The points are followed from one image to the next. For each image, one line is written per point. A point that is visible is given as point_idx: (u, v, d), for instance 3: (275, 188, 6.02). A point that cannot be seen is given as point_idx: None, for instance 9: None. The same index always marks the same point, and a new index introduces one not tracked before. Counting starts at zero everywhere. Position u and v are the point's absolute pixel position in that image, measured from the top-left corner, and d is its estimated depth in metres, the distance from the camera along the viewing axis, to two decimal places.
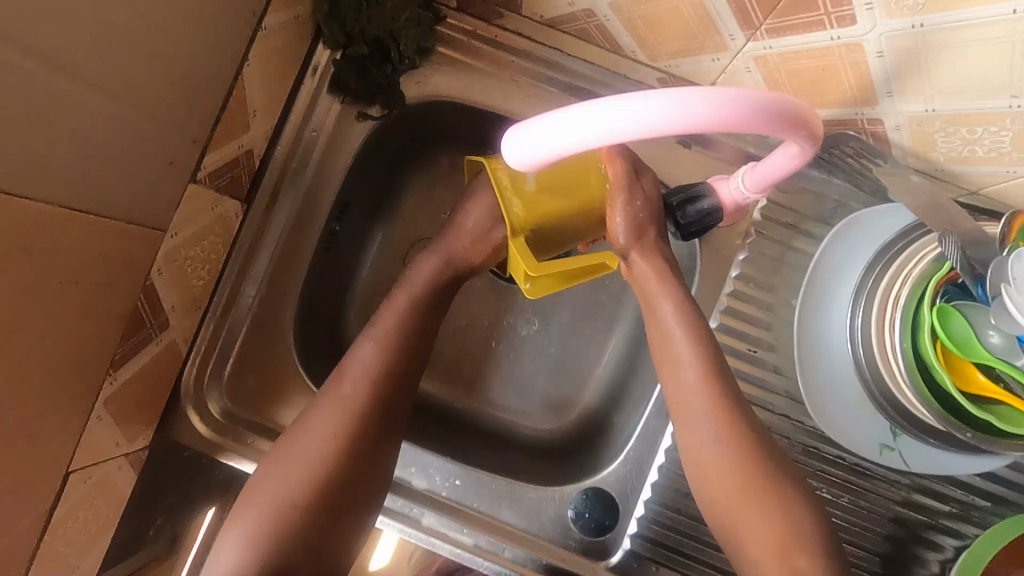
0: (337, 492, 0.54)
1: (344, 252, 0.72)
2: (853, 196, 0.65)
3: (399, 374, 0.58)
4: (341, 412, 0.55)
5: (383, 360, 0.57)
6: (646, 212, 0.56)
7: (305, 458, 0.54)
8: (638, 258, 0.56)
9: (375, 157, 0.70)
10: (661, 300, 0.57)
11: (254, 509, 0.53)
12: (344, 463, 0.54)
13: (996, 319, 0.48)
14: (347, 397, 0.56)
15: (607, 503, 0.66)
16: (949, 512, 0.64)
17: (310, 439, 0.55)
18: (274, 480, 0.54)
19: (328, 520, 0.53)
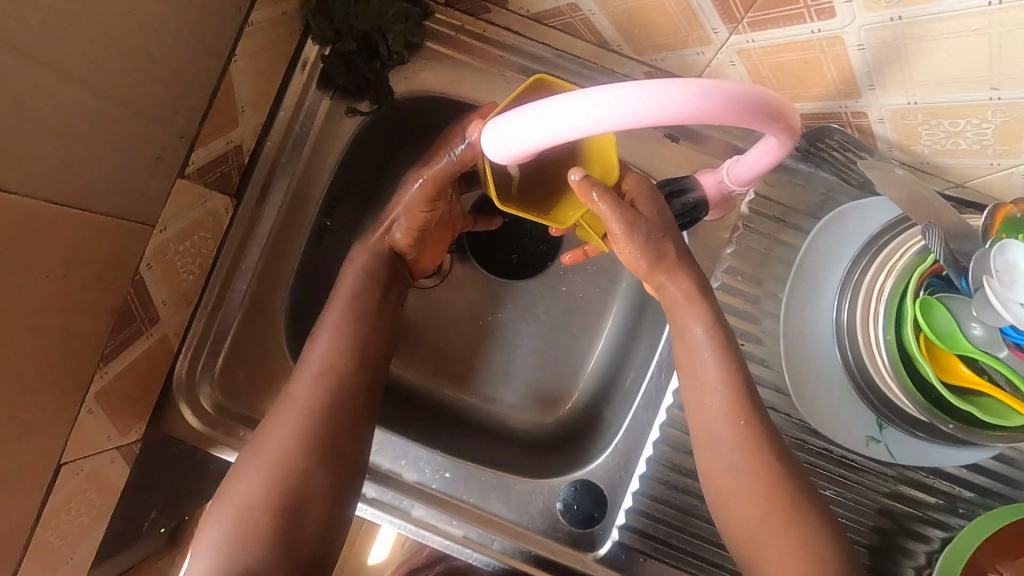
0: (297, 492, 0.52)
1: (335, 246, 0.73)
2: (840, 189, 0.66)
3: (360, 363, 0.59)
4: (300, 403, 0.56)
5: (342, 350, 0.58)
6: (656, 232, 0.54)
7: (266, 454, 0.54)
8: (666, 278, 0.55)
9: (365, 152, 0.71)
10: (691, 325, 0.56)
11: (217, 515, 0.52)
12: (309, 456, 0.54)
13: (979, 311, 0.48)
14: (303, 390, 0.56)
15: (595, 495, 0.67)
16: (936, 504, 0.64)
17: (273, 432, 0.55)
18: (239, 478, 0.53)
19: (292, 518, 0.52)
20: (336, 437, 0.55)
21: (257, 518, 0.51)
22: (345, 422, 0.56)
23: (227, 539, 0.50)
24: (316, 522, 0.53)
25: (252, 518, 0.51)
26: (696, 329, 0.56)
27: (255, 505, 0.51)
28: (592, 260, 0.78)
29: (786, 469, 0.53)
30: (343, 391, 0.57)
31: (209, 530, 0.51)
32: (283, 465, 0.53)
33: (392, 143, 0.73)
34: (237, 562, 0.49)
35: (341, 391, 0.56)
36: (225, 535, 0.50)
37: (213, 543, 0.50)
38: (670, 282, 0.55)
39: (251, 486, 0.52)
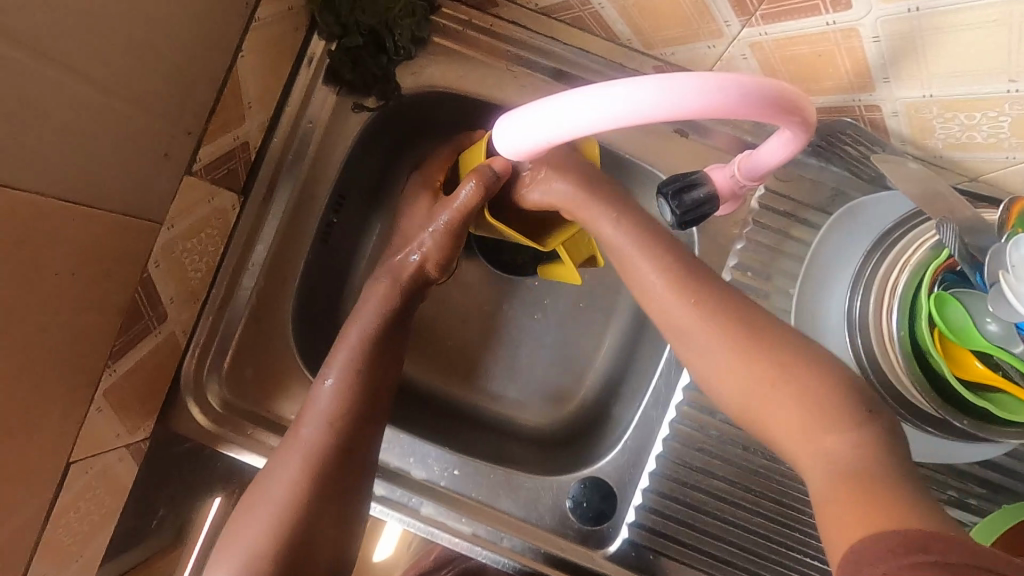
0: (305, 537, 0.53)
1: (342, 243, 0.72)
2: (851, 184, 0.65)
3: (363, 405, 0.58)
4: (304, 447, 0.55)
5: (345, 393, 0.58)
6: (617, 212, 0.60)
7: (272, 502, 0.53)
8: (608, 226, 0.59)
9: (371, 147, 0.70)
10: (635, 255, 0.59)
11: (223, 561, 0.52)
12: (316, 499, 0.54)
13: (993, 306, 0.48)
14: (307, 436, 0.56)
15: (605, 492, 0.66)
16: (949, 499, 0.63)
17: (277, 480, 0.54)
18: (246, 522, 0.53)
19: (300, 563, 0.52)
20: (341, 481, 0.55)
21: (266, 564, 0.51)
22: (351, 459, 0.56)
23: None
24: (323, 561, 0.53)
25: (262, 564, 0.51)
26: (648, 279, 0.57)
27: (263, 552, 0.51)
28: None
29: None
30: (347, 432, 0.57)
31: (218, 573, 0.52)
32: (290, 517, 0.53)
33: (398, 139, 0.73)
34: None
35: (335, 418, 0.56)
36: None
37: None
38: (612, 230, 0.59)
39: (258, 532, 0.52)
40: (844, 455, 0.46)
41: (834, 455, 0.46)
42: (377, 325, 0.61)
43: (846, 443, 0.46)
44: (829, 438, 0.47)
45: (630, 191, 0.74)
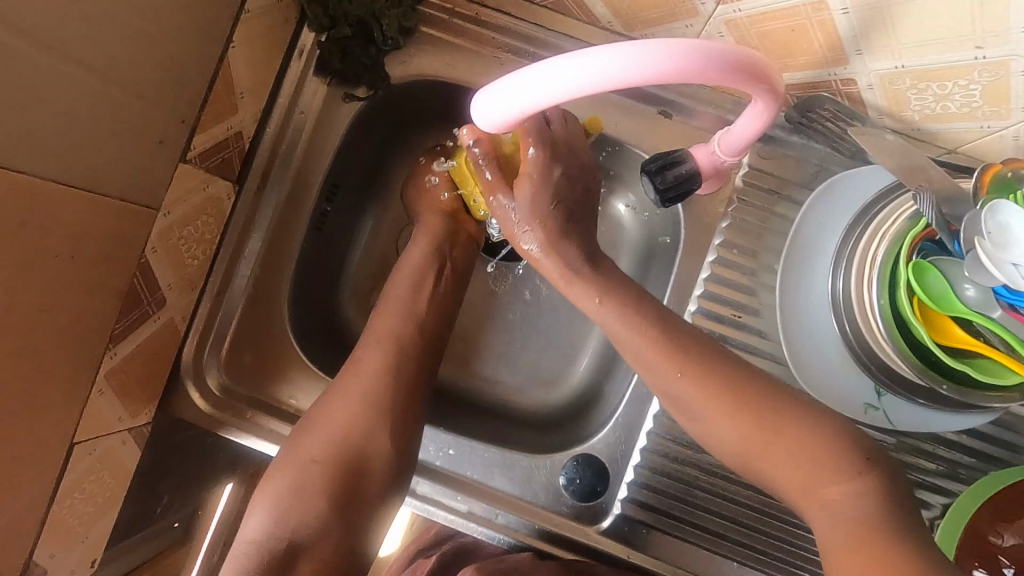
0: (354, 460, 0.58)
1: (336, 232, 0.74)
2: (833, 160, 0.66)
3: (416, 355, 0.63)
4: (360, 384, 0.60)
5: (401, 337, 0.63)
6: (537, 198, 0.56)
7: (325, 429, 0.59)
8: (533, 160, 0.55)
9: (363, 136, 0.72)
10: (546, 219, 0.56)
11: (280, 477, 0.57)
12: (368, 427, 0.59)
13: (970, 272, 0.49)
14: (364, 372, 0.61)
15: (597, 468, 0.67)
16: (935, 470, 0.65)
17: (332, 409, 0.59)
18: (313, 438, 0.58)
19: (354, 479, 0.58)
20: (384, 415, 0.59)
21: (317, 472, 0.57)
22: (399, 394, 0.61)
23: (289, 488, 0.56)
24: (369, 486, 0.58)
25: (313, 470, 0.57)
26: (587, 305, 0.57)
27: (314, 461, 0.57)
28: None
29: (809, 412, 0.51)
30: (398, 376, 0.61)
31: (270, 492, 0.57)
32: (341, 437, 0.58)
33: (389, 128, 0.75)
34: (303, 510, 0.56)
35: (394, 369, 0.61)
36: (287, 491, 0.56)
37: (278, 501, 0.56)
38: (535, 163, 0.55)
39: (309, 445, 0.58)
40: (844, 507, 0.47)
41: (836, 506, 0.47)
42: (425, 275, 0.66)
43: (848, 495, 0.47)
44: (827, 489, 0.48)
45: (618, 175, 0.75)
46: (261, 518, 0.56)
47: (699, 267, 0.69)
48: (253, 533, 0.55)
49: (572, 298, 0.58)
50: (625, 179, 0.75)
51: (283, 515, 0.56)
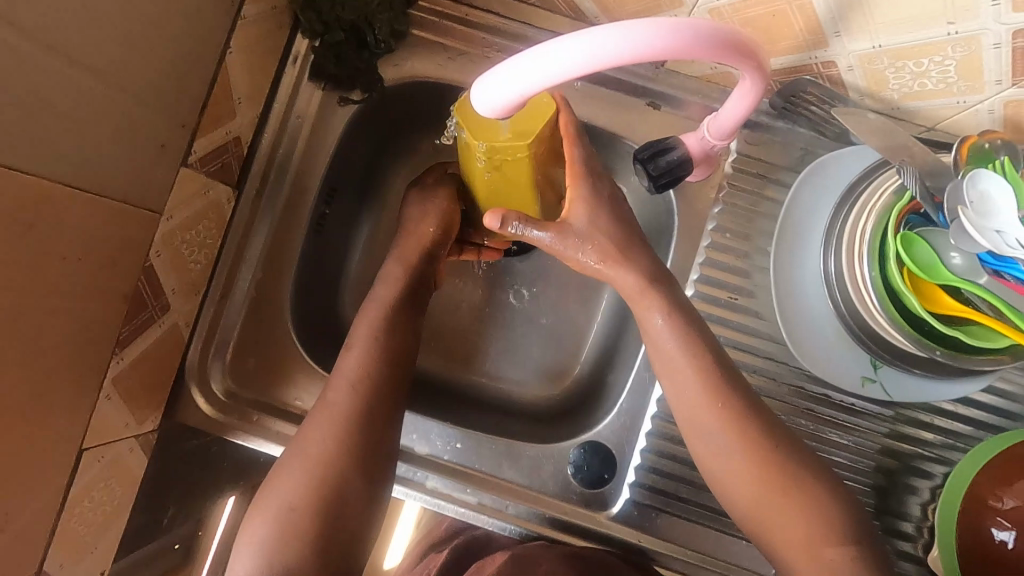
0: (335, 493, 0.55)
1: (335, 234, 0.75)
2: (818, 143, 0.68)
3: (388, 370, 0.62)
4: (335, 412, 0.59)
5: (375, 358, 0.62)
6: (592, 232, 0.58)
7: (304, 458, 0.57)
8: (556, 234, 0.57)
9: (358, 139, 0.74)
10: (589, 263, 0.59)
11: (261, 522, 0.55)
12: (349, 448, 0.58)
13: (956, 241, 0.51)
14: (335, 398, 0.60)
15: (604, 455, 0.68)
16: (934, 439, 0.66)
17: (307, 438, 0.58)
18: (282, 484, 0.56)
19: (336, 517, 0.55)
20: (374, 423, 0.59)
21: (298, 518, 0.54)
22: (382, 409, 0.61)
23: (271, 538, 0.53)
24: (359, 508, 0.56)
25: (293, 518, 0.54)
26: (653, 321, 0.58)
27: (294, 507, 0.55)
28: None
29: (792, 455, 0.55)
30: (375, 396, 0.60)
31: (253, 536, 0.54)
32: (318, 472, 0.56)
33: (384, 132, 0.76)
34: (286, 555, 0.52)
35: (366, 391, 0.60)
36: (271, 536, 0.53)
37: (258, 551, 0.53)
38: (563, 239, 0.58)
39: (287, 491, 0.55)
40: (840, 562, 0.50)
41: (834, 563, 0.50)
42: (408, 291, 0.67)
43: (843, 554, 0.51)
44: (828, 546, 0.51)
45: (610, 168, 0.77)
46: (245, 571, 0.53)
47: (694, 253, 0.70)
48: None
49: (638, 310, 0.59)
50: (617, 171, 0.76)
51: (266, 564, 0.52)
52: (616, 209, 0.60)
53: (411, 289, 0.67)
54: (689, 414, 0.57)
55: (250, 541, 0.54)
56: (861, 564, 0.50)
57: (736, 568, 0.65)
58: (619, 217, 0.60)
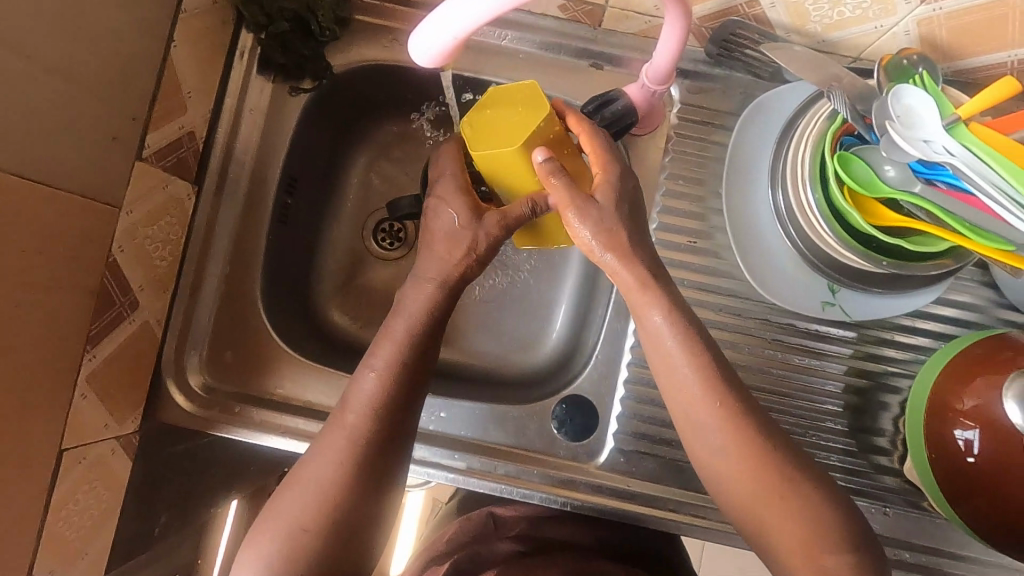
0: (347, 513, 0.52)
1: (300, 225, 0.76)
2: (755, 86, 0.71)
3: (409, 380, 0.55)
4: (350, 431, 0.53)
5: (396, 375, 0.54)
6: (609, 218, 0.53)
7: (314, 478, 0.52)
8: (579, 218, 0.53)
9: (314, 128, 0.75)
10: (603, 258, 0.53)
11: (266, 538, 0.51)
12: (363, 467, 0.52)
13: (887, 152, 0.55)
14: (351, 412, 0.54)
15: (586, 407, 0.69)
16: (895, 354, 0.70)
17: (318, 456, 0.53)
18: (288, 501, 0.52)
19: (345, 538, 0.52)
20: (387, 439, 0.54)
21: (309, 541, 0.51)
22: (399, 424, 0.54)
23: (277, 558, 0.50)
24: (367, 526, 0.52)
25: (303, 540, 0.50)
26: (653, 320, 0.53)
27: (304, 529, 0.51)
28: None
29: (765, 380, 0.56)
30: (392, 418, 0.54)
31: (259, 550, 0.51)
32: (329, 496, 0.51)
33: (339, 120, 0.78)
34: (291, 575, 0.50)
35: (382, 413, 0.54)
36: (277, 554, 0.50)
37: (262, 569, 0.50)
38: (579, 220, 0.53)
39: (297, 512, 0.51)
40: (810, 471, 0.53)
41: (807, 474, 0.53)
42: (441, 300, 0.55)
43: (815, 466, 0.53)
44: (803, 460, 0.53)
45: None
46: None
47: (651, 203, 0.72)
48: None
49: (635, 304, 0.54)
50: None
51: None
52: (624, 208, 0.55)
53: (443, 300, 0.56)
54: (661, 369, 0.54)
55: (252, 558, 0.51)
56: (840, 518, 0.51)
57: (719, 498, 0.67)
58: (630, 215, 0.55)
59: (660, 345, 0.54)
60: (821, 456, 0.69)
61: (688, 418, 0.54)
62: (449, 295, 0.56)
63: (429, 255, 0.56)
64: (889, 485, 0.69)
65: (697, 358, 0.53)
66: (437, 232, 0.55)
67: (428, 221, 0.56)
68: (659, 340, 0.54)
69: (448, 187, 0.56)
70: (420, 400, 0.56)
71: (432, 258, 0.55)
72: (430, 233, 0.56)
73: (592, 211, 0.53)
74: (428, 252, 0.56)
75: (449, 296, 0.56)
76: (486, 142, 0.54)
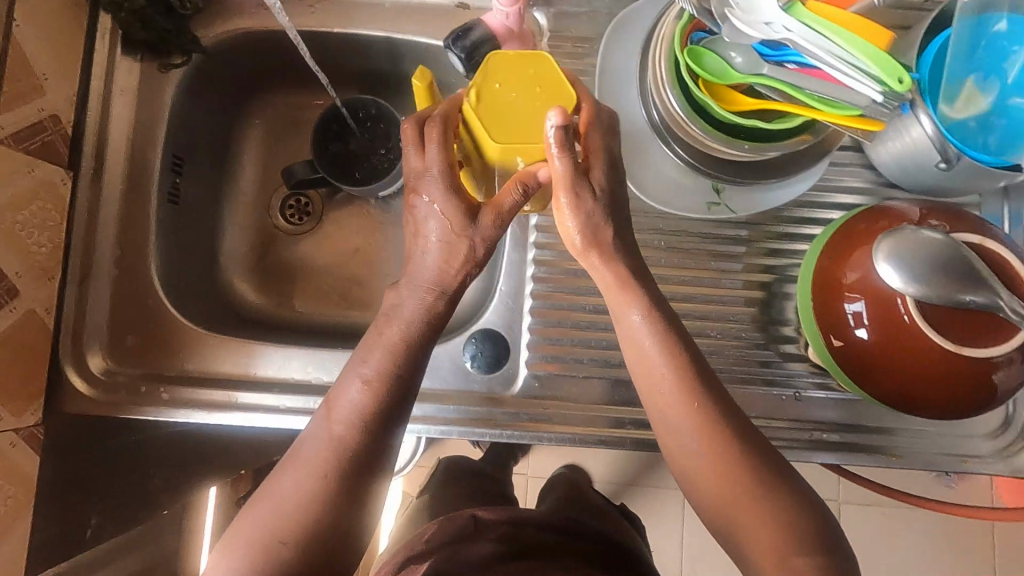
0: (327, 526, 0.48)
1: (192, 203, 0.77)
2: (618, 6, 0.73)
3: (398, 389, 0.52)
4: (334, 443, 0.50)
5: (384, 383, 0.51)
6: (598, 210, 0.52)
7: (294, 489, 0.49)
8: (572, 211, 0.52)
9: (193, 104, 0.75)
10: (589, 258, 0.54)
11: (237, 549, 0.48)
12: (342, 480, 0.49)
13: (731, 38, 0.57)
14: (337, 421, 0.51)
15: (496, 338, 0.69)
16: (788, 246, 0.72)
17: (298, 467, 0.50)
18: (264, 510, 0.49)
19: (325, 554, 0.48)
20: (373, 454, 0.50)
21: (283, 555, 0.47)
22: (385, 440, 0.51)
23: (248, 571, 0.47)
24: (348, 540, 0.49)
25: (280, 553, 0.47)
26: (631, 316, 0.54)
27: (280, 542, 0.47)
28: None
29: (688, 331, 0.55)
30: (378, 429, 0.51)
31: (228, 563, 0.48)
32: (309, 507, 0.48)
33: (220, 95, 0.79)
34: None
35: (371, 424, 0.50)
36: (248, 568, 0.47)
37: None
38: (573, 210, 0.52)
39: (274, 523, 0.48)
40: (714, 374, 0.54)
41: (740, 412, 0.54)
42: (433, 300, 0.52)
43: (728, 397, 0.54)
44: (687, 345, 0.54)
45: None
46: None
47: None
48: None
49: (614, 302, 0.55)
50: None
51: None
52: (611, 199, 0.54)
53: (435, 307, 0.52)
54: (638, 372, 0.54)
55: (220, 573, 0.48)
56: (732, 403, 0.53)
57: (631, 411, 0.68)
58: (614, 203, 0.54)
59: (627, 326, 0.55)
60: (730, 352, 0.70)
61: (656, 383, 0.54)
62: (445, 298, 0.52)
63: (415, 252, 0.53)
64: (798, 372, 0.70)
65: (667, 323, 0.54)
66: (423, 224, 0.52)
67: (415, 217, 0.53)
68: (635, 341, 0.54)
69: (439, 177, 0.51)
70: (406, 417, 0.53)
71: (413, 253, 0.53)
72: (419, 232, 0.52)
73: (586, 203, 0.52)
74: (413, 249, 0.53)
75: (445, 300, 0.52)
76: (496, 127, 0.52)
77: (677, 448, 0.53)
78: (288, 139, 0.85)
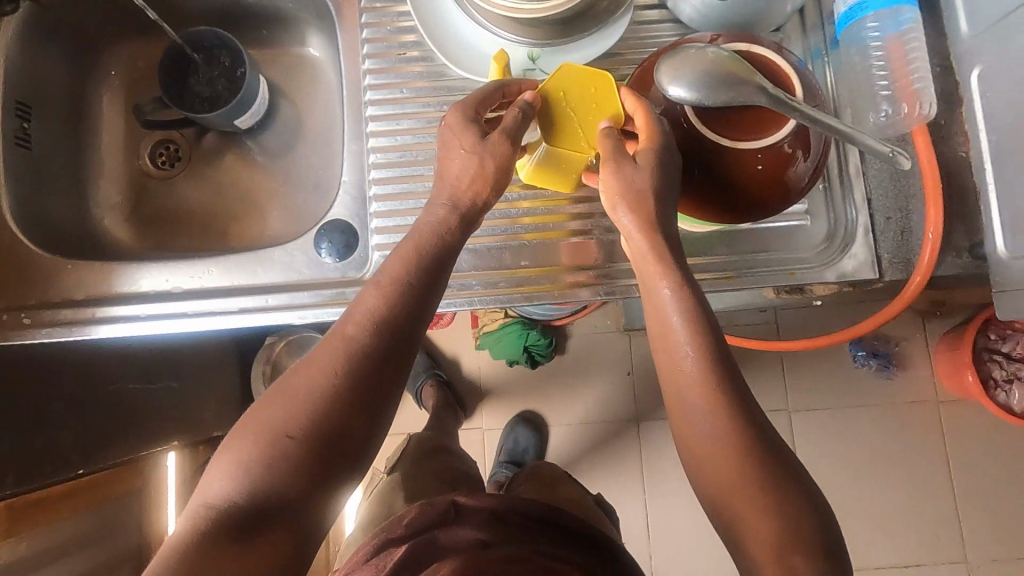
0: (334, 425, 0.52)
1: (49, 150, 0.80)
2: None
3: (407, 306, 0.56)
4: (347, 345, 0.54)
5: (393, 293, 0.55)
6: (639, 176, 0.57)
7: (308, 381, 0.53)
8: (616, 171, 0.57)
9: (36, 54, 0.78)
10: (621, 218, 0.58)
11: (248, 437, 0.51)
12: (352, 378, 0.53)
13: None
14: (351, 324, 0.54)
15: (344, 227, 0.73)
16: None
17: (309, 366, 0.53)
18: (279, 407, 0.52)
19: (328, 456, 0.51)
20: (379, 371, 0.54)
21: (288, 449, 0.50)
22: (393, 361, 0.55)
23: (254, 457, 0.50)
24: (349, 448, 0.52)
25: (287, 446, 0.50)
26: (663, 291, 0.56)
27: (288, 435, 0.51)
28: (303, 90, 0.90)
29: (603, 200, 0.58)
30: (389, 336, 0.54)
31: (235, 452, 0.51)
32: (316, 405, 0.52)
33: (65, 46, 0.82)
34: (259, 479, 0.50)
35: (379, 334, 0.54)
36: (253, 458, 0.50)
37: (233, 473, 0.50)
38: (617, 173, 0.57)
39: (279, 418, 0.51)
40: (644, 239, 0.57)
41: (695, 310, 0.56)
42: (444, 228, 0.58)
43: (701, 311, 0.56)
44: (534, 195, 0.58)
45: (297, 18, 0.86)
46: (218, 486, 0.50)
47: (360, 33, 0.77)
48: (214, 498, 0.49)
49: (647, 275, 0.57)
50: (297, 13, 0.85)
51: (239, 485, 0.49)
52: (658, 174, 0.57)
53: (439, 249, 0.57)
54: (649, 299, 0.58)
55: (225, 461, 0.51)
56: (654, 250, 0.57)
57: (478, 272, 0.73)
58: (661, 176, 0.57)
59: (654, 229, 0.57)
60: (570, 206, 0.74)
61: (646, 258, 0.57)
62: (461, 225, 0.59)
63: (447, 186, 0.59)
64: None
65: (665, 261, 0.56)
66: (451, 180, 0.59)
67: (447, 167, 0.60)
68: (664, 322, 0.56)
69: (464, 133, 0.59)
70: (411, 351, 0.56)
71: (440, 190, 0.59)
72: (447, 170, 0.60)
73: (628, 168, 0.57)
74: (447, 182, 0.59)
75: (461, 226, 0.59)
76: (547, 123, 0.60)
77: (676, 381, 0.55)
78: (144, 86, 0.88)
